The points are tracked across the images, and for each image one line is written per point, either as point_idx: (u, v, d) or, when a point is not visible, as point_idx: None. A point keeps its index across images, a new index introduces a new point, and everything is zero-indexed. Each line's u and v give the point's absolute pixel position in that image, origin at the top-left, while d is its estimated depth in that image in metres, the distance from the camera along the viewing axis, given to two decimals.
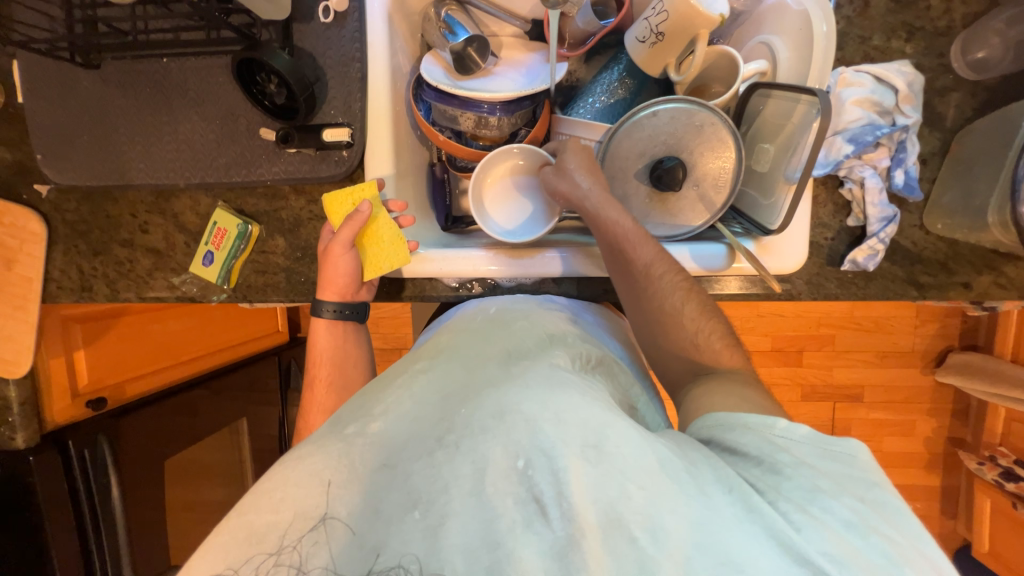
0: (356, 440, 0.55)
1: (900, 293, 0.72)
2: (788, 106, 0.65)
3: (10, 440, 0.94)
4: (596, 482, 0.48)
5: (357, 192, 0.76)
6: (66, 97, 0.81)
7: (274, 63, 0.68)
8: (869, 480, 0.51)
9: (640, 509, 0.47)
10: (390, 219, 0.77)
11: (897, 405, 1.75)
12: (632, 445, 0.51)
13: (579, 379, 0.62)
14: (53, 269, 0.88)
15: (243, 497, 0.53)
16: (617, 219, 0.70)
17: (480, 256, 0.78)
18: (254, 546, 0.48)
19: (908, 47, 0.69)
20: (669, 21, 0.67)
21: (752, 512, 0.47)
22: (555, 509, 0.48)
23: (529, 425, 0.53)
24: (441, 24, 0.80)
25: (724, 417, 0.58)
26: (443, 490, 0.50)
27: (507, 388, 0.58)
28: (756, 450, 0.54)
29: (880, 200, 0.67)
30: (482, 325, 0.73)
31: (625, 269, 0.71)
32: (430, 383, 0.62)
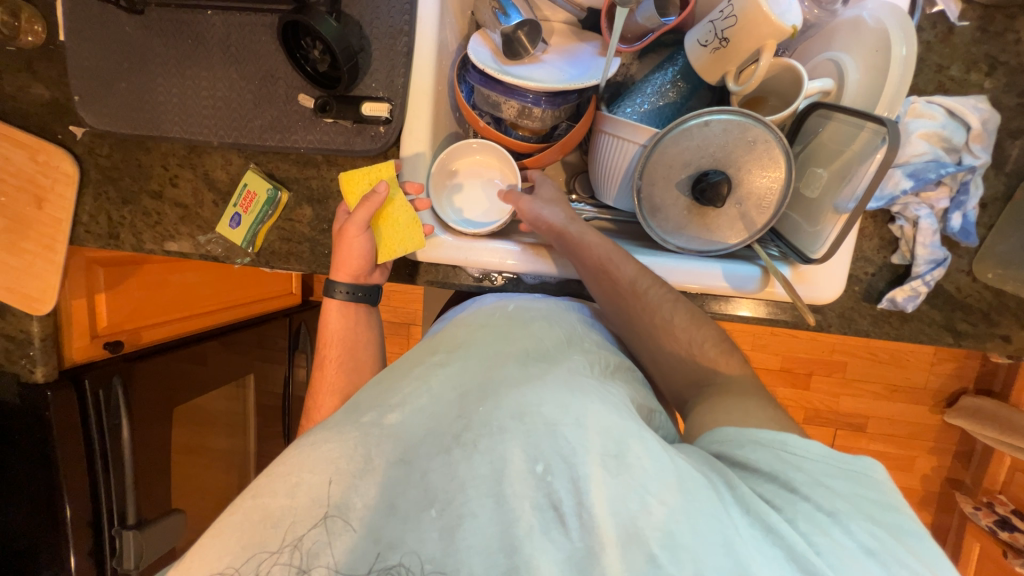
0: (372, 428, 0.56)
1: (935, 338, 0.70)
2: (849, 132, 0.62)
3: (29, 373, 0.97)
4: (616, 493, 0.49)
5: (374, 172, 0.75)
6: (108, 41, 0.80)
7: (321, 29, 0.66)
8: (888, 505, 0.50)
9: (659, 525, 0.47)
10: (407, 202, 0.75)
11: (900, 440, 1.73)
12: (652, 457, 0.50)
13: (597, 385, 0.61)
14: (82, 212, 0.88)
15: (256, 482, 0.55)
16: (594, 241, 0.74)
17: (505, 248, 0.77)
18: (268, 530, 0.51)
19: (987, 82, 0.64)
20: (736, 27, 0.64)
21: (770, 532, 0.47)
22: (575, 518, 0.49)
23: (550, 430, 0.53)
24: (495, 4, 0.77)
25: (735, 433, 0.57)
26: (460, 490, 0.51)
27: (525, 388, 0.58)
28: (770, 467, 0.53)
29: (932, 241, 0.65)
30: (501, 321, 0.72)
31: (612, 289, 0.73)
32: (448, 375, 0.62)
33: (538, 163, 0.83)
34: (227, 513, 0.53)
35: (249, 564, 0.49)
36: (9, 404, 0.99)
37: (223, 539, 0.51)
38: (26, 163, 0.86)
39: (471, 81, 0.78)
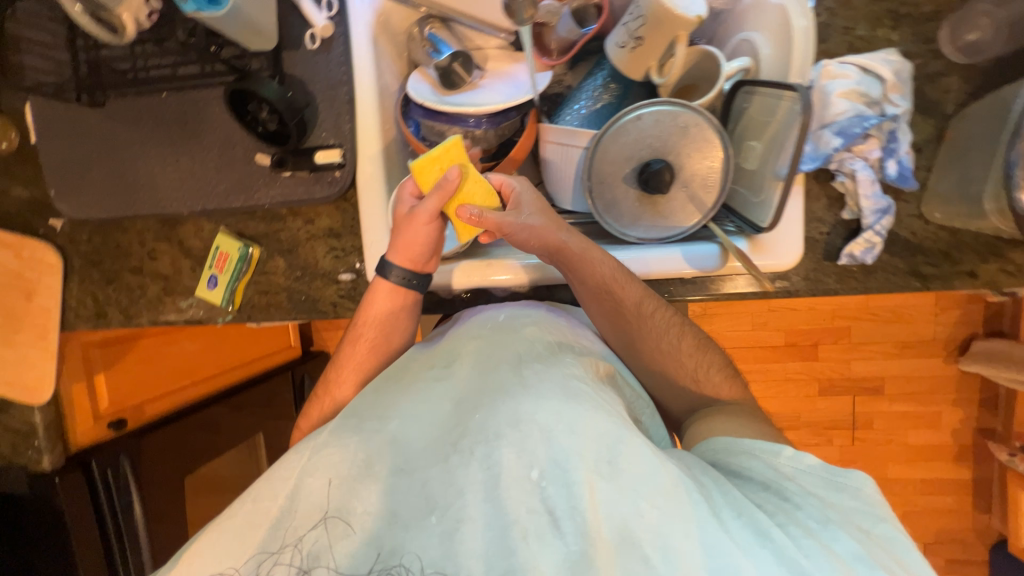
0: (375, 435, 0.58)
1: (903, 285, 0.70)
2: (772, 103, 0.65)
3: (37, 463, 0.99)
4: (610, 499, 0.51)
5: (443, 154, 0.68)
6: (74, 135, 0.85)
7: (263, 92, 0.71)
8: (877, 517, 0.53)
9: (650, 527, 0.49)
10: (479, 177, 0.69)
11: (921, 396, 1.69)
12: (644, 464, 0.52)
13: (593, 385, 0.61)
14: (69, 299, 0.91)
15: (253, 485, 0.56)
16: (598, 267, 0.71)
17: (485, 266, 0.78)
18: (266, 533, 0.53)
19: (895, 35, 0.67)
20: (646, 25, 0.67)
21: (760, 534, 0.49)
22: (569, 522, 0.50)
23: (544, 437, 0.54)
24: (426, 43, 0.81)
25: (730, 442, 0.62)
26: (459, 494, 0.52)
27: (520, 396, 0.58)
28: (762, 477, 0.57)
29: (873, 191, 0.66)
30: (489, 333, 0.69)
31: (615, 310, 0.73)
32: (442, 390, 0.62)
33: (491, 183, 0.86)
34: (230, 511, 0.55)
35: (250, 562, 0.51)
36: (20, 497, 1.00)
37: (225, 535, 0.53)
38: (14, 261, 0.91)
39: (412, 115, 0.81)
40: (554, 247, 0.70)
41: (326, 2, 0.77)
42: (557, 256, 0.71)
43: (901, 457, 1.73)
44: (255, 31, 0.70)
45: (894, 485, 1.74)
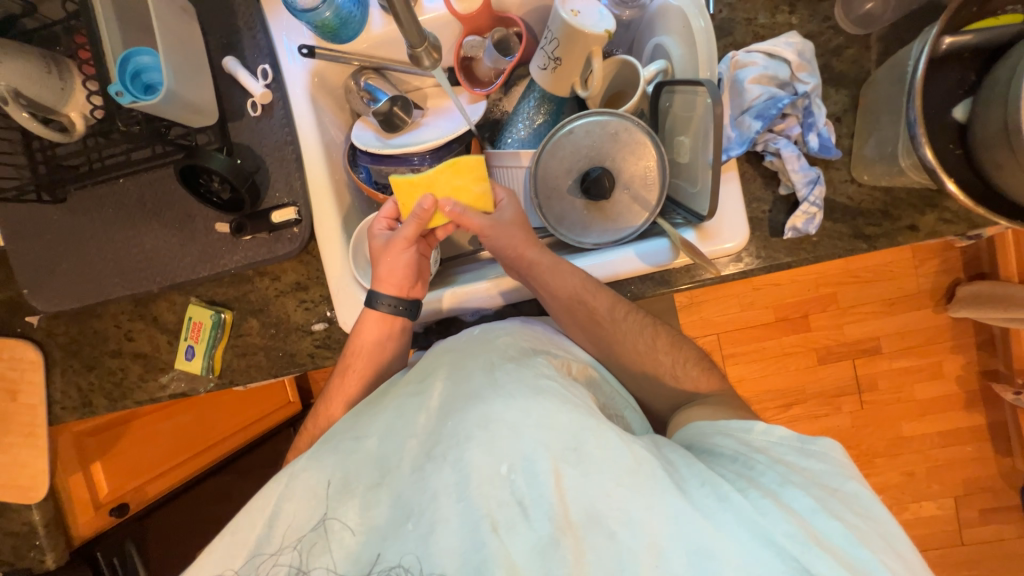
0: (349, 454, 0.57)
1: (851, 248, 0.72)
2: (689, 99, 0.68)
3: (41, 563, 0.99)
4: (579, 483, 0.51)
5: (406, 197, 0.76)
6: (39, 232, 0.87)
7: (212, 165, 0.73)
8: (838, 474, 0.55)
9: (619, 506, 0.50)
10: (429, 176, 0.75)
11: (917, 349, 1.70)
12: (611, 447, 0.52)
13: (561, 379, 0.62)
14: (53, 392, 0.92)
15: (237, 514, 0.56)
16: (566, 278, 0.72)
17: (456, 293, 0.79)
18: (253, 554, 0.53)
19: (794, 18, 0.72)
20: (561, 47, 0.71)
21: (723, 500, 0.50)
22: (539, 510, 0.50)
23: (512, 433, 0.54)
24: (363, 94, 0.84)
25: (704, 425, 0.64)
26: (431, 499, 0.52)
27: (490, 399, 0.57)
28: (727, 450, 0.59)
29: (801, 165, 0.69)
30: (464, 344, 0.68)
31: (587, 319, 0.73)
32: (414, 403, 0.61)
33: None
34: (211, 545, 0.55)
35: (240, 573, 0.53)
36: None
37: (206, 563, 0.54)
38: None
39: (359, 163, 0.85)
40: (522, 259, 0.73)
41: (261, 71, 0.80)
42: (523, 269, 0.73)
43: (911, 413, 1.72)
44: (196, 110, 0.73)
45: (911, 443, 1.72)
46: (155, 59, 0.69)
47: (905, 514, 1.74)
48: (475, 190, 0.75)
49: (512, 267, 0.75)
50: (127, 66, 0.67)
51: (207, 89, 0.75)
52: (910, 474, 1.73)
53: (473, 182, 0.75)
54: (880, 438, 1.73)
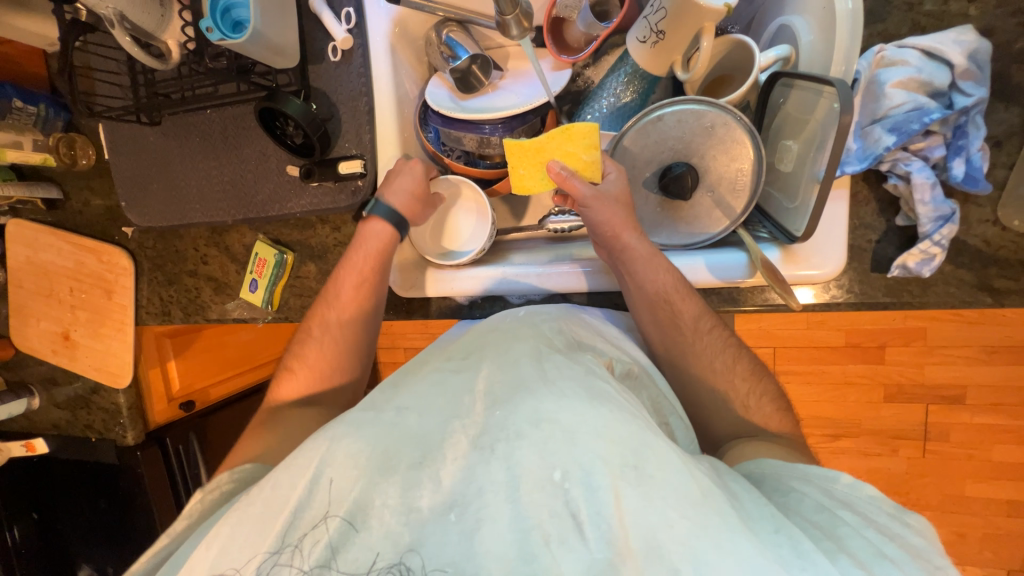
0: (392, 428, 0.57)
1: (971, 301, 0.61)
2: (811, 100, 0.58)
3: (123, 438, 1.14)
4: (638, 505, 0.49)
5: (519, 166, 0.71)
6: (136, 152, 0.94)
7: (289, 110, 0.74)
8: (920, 543, 0.51)
9: (681, 539, 0.47)
10: (546, 142, 0.69)
11: (1011, 408, 1.49)
12: (672, 469, 0.50)
13: (614, 384, 0.59)
14: (141, 297, 1.03)
15: (274, 471, 0.57)
16: (658, 273, 0.67)
17: (504, 273, 0.78)
18: (280, 517, 0.54)
19: (972, 8, 0.57)
20: (668, 18, 0.62)
21: (800, 556, 0.46)
22: (592, 526, 0.49)
23: (567, 439, 0.53)
24: (443, 48, 0.79)
25: (783, 465, 0.61)
26: (479, 493, 0.52)
27: (541, 394, 0.57)
28: (808, 501, 0.54)
29: (933, 196, 0.57)
30: (510, 324, 0.69)
31: (669, 321, 0.68)
32: (461, 385, 0.61)
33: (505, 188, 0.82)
34: (248, 498, 0.56)
35: (257, 560, 0.52)
36: (111, 465, 1.17)
37: (244, 525, 0.54)
38: (97, 264, 1.03)
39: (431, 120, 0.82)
40: (617, 244, 0.68)
41: (345, 15, 0.78)
42: (615, 250, 0.68)
43: (983, 475, 1.54)
44: (278, 51, 0.73)
45: (973, 505, 1.56)
46: None
47: None
48: (585, 158, 0.68)
49: (602, 245, 0.70)
50: (219, 1, 0.67)
51: (291, 28, 0.74)
52: (961, 535, 1.58)
53: (585, 150, 0.68)
54: (936, 493, 1.57)
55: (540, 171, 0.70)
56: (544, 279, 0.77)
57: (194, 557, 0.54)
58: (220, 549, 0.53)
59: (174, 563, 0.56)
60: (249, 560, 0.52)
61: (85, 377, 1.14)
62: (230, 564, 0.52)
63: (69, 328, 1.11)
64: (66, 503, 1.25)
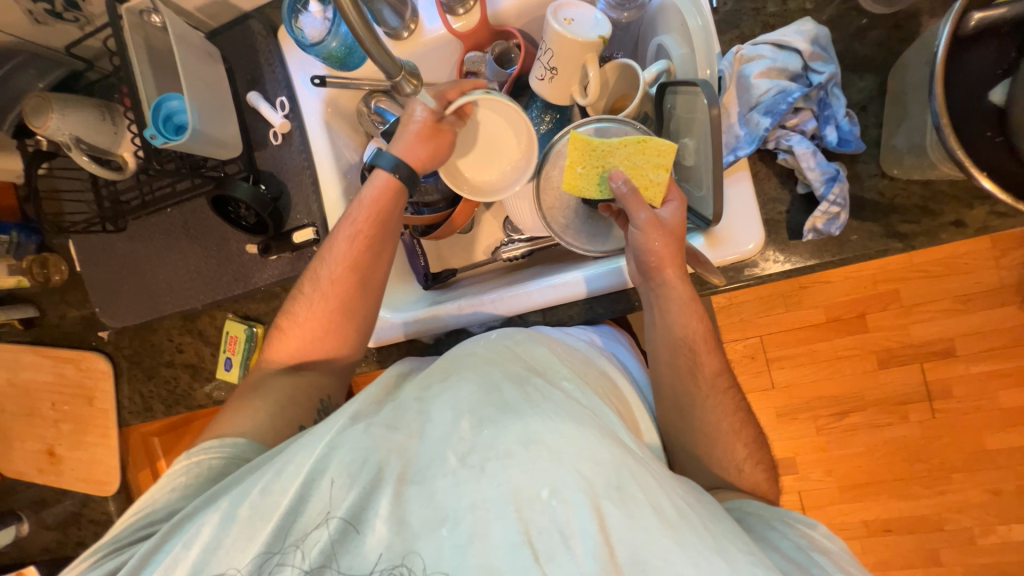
0: (381, 443, 0.57)
1: (885, 249, 0.66)
2: (692, 100, 0.65)
3: None
4: (622, 527, 0.50)
5: (580, 160, 0.69)
6: (104, 258, 0.98)
7: (237, 193, 0.80)
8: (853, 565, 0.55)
9: (661, 556, 0.49)
10: (621, 146, 0.67)
11: (999, 352, 1.48)
12: (652, 491, 0.53)
13: (593, 406, 0.61)
14: (123, 397, 1.05)
15: (260, 478, 0.56)
16: (691, 320, 0.68)
17: (469, 304, 0.81)
18: (264, 536, 0.55)
19: (807, 3, 0.67)
20: (556, 57, 0.71)
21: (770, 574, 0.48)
22: (579, 543, 0.50)
23: (554, 459, 0.53)
24: (375, 116, 0.88)
25: (767, 508, 0.62)
26: (470, 509, 0.52)
27: (529, 416, 0.56)
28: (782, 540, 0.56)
29: (818, 161, 0.63)
30: (484, 351, 0.69)
31: (687, 368, 0.70)
32: (447, 406, 0.59)
33: (461, 220, 0.91)
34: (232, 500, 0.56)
35: (251, 564, 0.54)
36: None
37: (232, 530, 0.55)
38: (75, 373, 1.05)
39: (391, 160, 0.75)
40: (660, 278, 0.67)
41: (279, 103, 0.86)
42: (653, 281, 0.68)
43: (996, 424, 1.50)
44: (220, 144, 0.80)
45: (998, 457, 1.50)
46: (183, 103, 0.77)
47: (990, 537, 1.52)
48: (650, 177, 0.67)
49: (642, 272, 0.69)
50: (160, 111, 0.75)
51: (230, 124, 0.82)
52: (997, 493, 1.51)
53: (654, 166, 0.66)
54: (957, 452, 1.52)
55: (598, 175, 0.69)
56: (508, 302, 0.80)
57: (179, 559, 0.54)
58: (206, 549, 0.55)
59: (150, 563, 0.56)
60: (245, 557, 0.55)
61: (73, 492, 1.12)
62: (228, 565, 0.55)
63: (53, 443, 1.11)
64: None
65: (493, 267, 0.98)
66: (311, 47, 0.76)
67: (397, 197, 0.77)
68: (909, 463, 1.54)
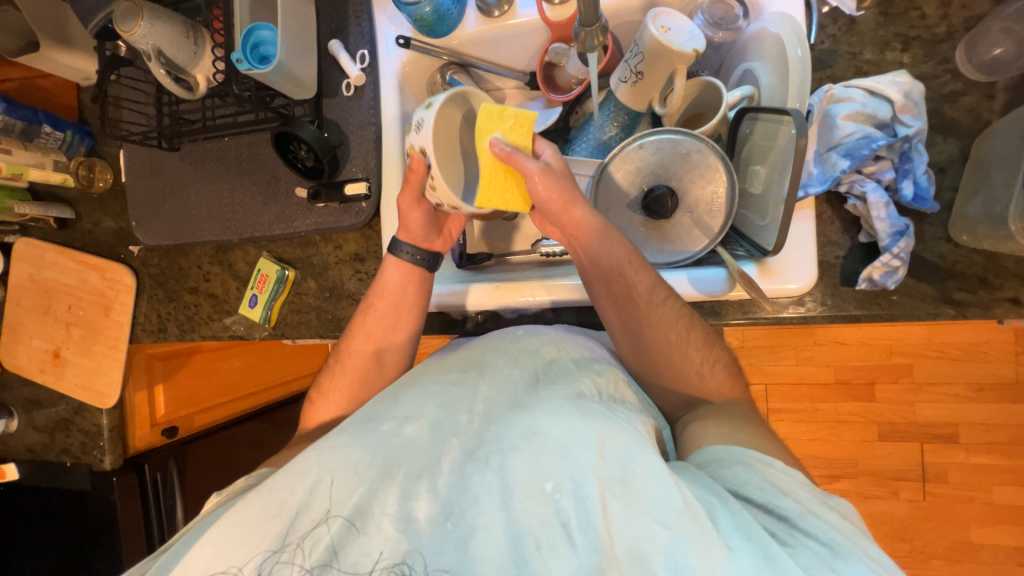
0: (392, 438, 0.57)
1: (935, 313, 0.65)
2: (773, 128, 0.65)
3: (100, 462, 1.10)
4: (623, 516, 0.48)
5: (511, 124, 0.63)
6: (151, 174, 0.99)
7: (303, 134, 0.81)
8: (864, 537, 0.47)
9: (663, 548, 0.45)
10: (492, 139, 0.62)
11: (1004, 447, 1.46)
12: (659, 482, 0.48)
13: (606, 405, 0.59)
14: (139, 314, 1.05)
15: (278, 473, 0.56)
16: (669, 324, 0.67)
17: (482, 289, 0.80)
18: (278, 520, 0.53)
19: (905, 57, 0.67)
20: (645, 62, 0.71)
21: (771, 562, 0.43)
22: (580, 533, 0.48)
23: (558, 453, 0.52)
24: (446, 86, 0.89)
25: (724, 450, 0.56)
26: (474, 500, 0.52)
27: (536, 410, 0.57)
28: (767, 487, 0.51)
29: (888, 213, 0.63)
30: (511, 349, 0.67)
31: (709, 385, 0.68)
32: (462, 396, 0.61)
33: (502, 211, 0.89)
34: (245, 501, 0.55)
35: (252, 564, 0.51)
36: (83, 492, 1.12)
37: (240, 528, 0.53)
38: (99, 281, 1.06)
39: (405, 246, 0.77)
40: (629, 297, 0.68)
41: (360, 56, 0.87)
42: (628, 307, 0.68)
43: (986, 519, 1.47)
44: (298, 82, 0.81)
45: (979, 552, 1.48)
46: (274, 35, 0.78)
47: None
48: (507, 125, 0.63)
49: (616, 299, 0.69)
50: (250, 37, 0.76)
51: (311, 64, 0.83)
52: None
53: (504, 122, 0.63)
54: (940, 539, 1.50)
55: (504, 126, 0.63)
56: (523, 297, 0.78)
57: (188, 558, 0.52)
58: (215, 548, 0.52)
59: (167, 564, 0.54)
60: (247, 559, 0.52)
61: (70, 398, 1.12)
62: (229, 563, 0.51)
63: (61, 346, 1.10)
64: (24, 537, 1.17)
65: (506, 259, 0.97)
66: (406, 6, 0.76)
67: (415, 273, 0.78)
68: (892, 540, 1.52)
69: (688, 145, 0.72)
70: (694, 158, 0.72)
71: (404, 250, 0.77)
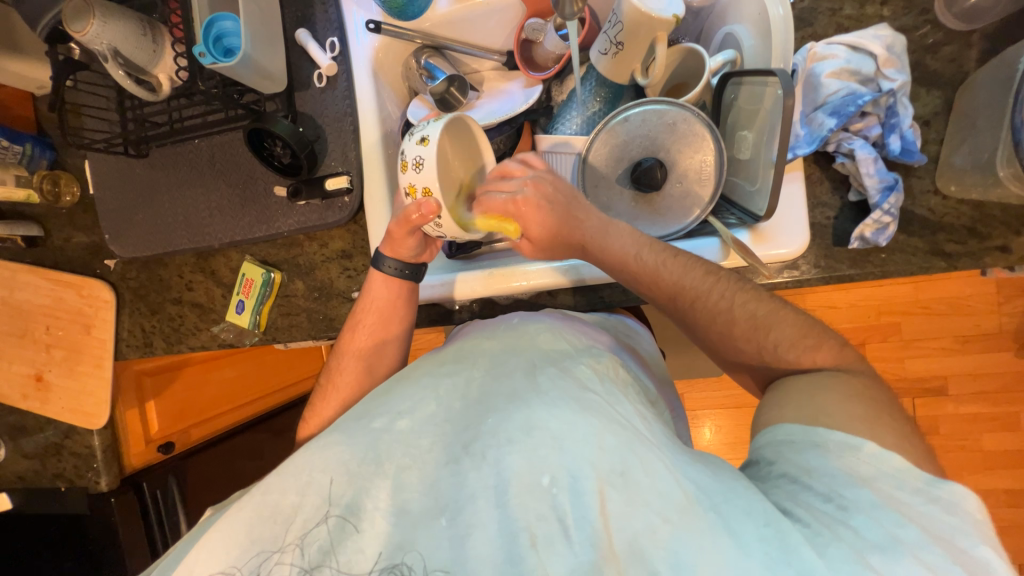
0: (388, 435, 0.55)
1: (927, 266, 0.66)
2: (758, 90, 0.64)
3: (96, 484, 1.07)
4: (623, 510, 0.46)
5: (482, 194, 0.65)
6: (121, 183, 0.94)
7: (276, 129, 0.77)
8: (960, 532, 0.43)
9: (664, 544, 0.44)
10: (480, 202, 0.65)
11: (992, 396, 1.50)
12: (661, 477, 0.47)
13: (605, 394, 0.57)
14: (122, 329, 1.01)
15: (269, 477, 0.56)
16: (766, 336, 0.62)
17: (474, 278, 0.79)
18: (279, 523, 0.52)
19: (884, 11, 0.67)
20: (625, 31, 0.69)
21: (787, 552, 0.42)
22: (578, 529, 0.46)
23: (556, 445, 0.50)
24: (422, 71, 0.84)
25: (799, 430, 0.52)
26: (470, 498, 0.50)
27: (534, 402, 0.55)
28: (839, 474, 0.48)
29: (876, 168, 0.63)
30: (502, 342, 0.67)
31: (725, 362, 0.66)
32: (455, 388, 0.60)
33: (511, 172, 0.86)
34: (241, 502, 0.54)
35: (249, 563, 0.50)
36: (81, 516, 1.09)
37: (239, 530, 0.52)
38: (76, 299, 1.02)
39: (388, 259, 0.75)
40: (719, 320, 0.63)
41: (329, 44, 0.83)
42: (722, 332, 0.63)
43: (978, 466, 1.52)
44: (268, 75, 0.78)
45: None
46: (237, 25, 0.74)
47: None
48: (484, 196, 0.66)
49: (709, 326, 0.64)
50: (212, 29, 0.73)
51: (279, 56, 0.80)
52: None
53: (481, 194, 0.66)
54: None
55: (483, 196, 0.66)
56: (516, 284, 0.77)
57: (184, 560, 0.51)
58: (215, 551, 0.51)
59: (165, 568, 0.53)
60: (248, 557, 0.51)
61: (58, 422, 1.08)
62: (228, 564, 0.50)
63: (43, 368, 1.06)
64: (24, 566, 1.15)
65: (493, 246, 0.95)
66: None
67: (401, 287, 0.77)
68: None
69: (677, 113, 0.71)
70: (683, 127, 0.71)
71: (388, 264, 0.75)
